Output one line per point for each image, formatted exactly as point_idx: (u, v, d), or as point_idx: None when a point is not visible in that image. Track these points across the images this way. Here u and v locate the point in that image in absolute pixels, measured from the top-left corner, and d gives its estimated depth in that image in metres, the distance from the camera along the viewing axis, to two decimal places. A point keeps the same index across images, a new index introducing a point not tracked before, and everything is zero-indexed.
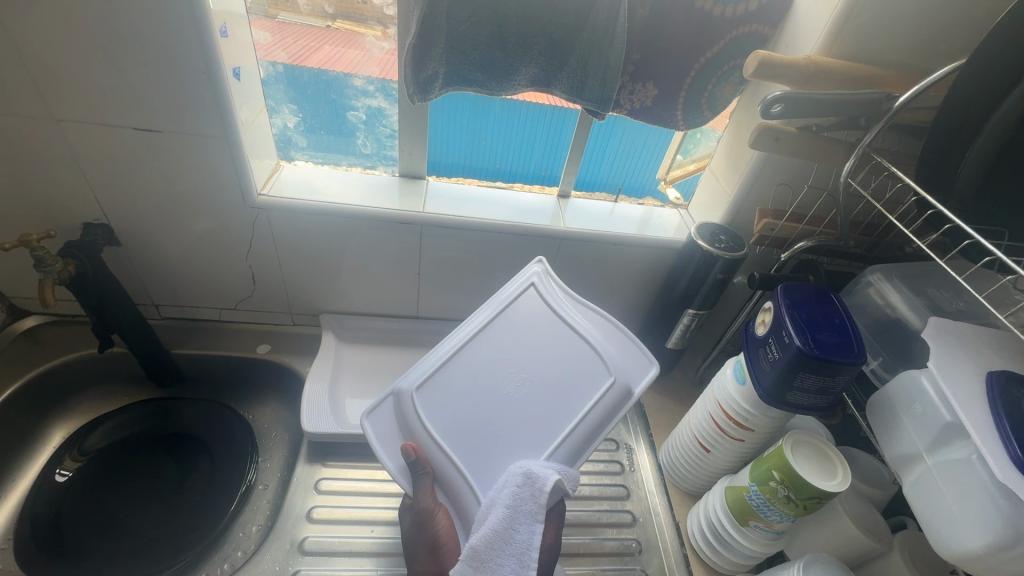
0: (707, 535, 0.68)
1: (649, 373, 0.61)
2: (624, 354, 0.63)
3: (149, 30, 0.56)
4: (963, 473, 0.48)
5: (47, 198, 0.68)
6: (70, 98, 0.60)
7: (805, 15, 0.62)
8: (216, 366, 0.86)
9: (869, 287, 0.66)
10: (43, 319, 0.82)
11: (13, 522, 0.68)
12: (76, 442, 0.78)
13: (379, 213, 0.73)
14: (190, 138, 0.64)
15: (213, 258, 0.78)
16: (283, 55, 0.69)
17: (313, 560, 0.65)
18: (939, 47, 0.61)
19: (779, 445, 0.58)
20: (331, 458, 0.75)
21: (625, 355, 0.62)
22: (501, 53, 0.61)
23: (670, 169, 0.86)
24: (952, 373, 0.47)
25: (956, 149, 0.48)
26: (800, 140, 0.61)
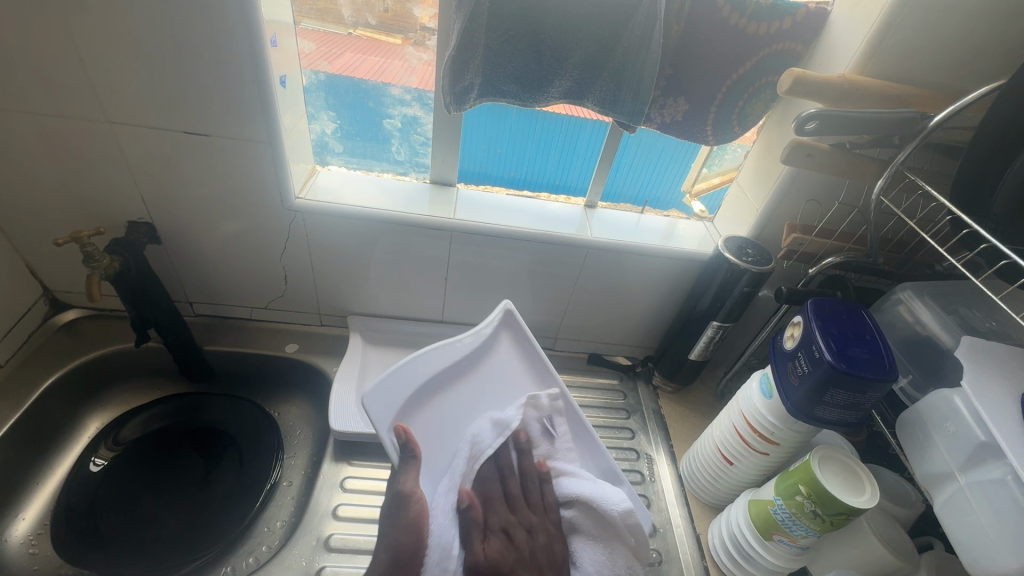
0: (729, 548, 0.68)
1: (371, 395, 0.57)
2: (402, 398, 0.60)
3: (203, 39, 0.58)
4: (997, 493, 0.47)
5: (96, 197, 0.71)
6: (124, 103, 0.63)
7: (839, 34, 0.63)
8: (245, 364, 0.88)
9: (899, 304, 0.66)
10: (83, 312, 0.85)
11: (49, 509, 0.71)
12: (111, 432, 0.80)
13: (411, 219, 0.75)
14: (233, 143, 0.67)
15: (248, 258, 0.80)
16: (323, 63, 0.72)
17: (338, 558, 0.66)
18: (974, 68, 0.61)
19: (805, 459, 0.58)
20: (357, 458, 0.76)
21: (427, 375, 0.63)
22: (536, 66, 0.63)
23: (695, 182, 0.86)
24: (985, 393, 0.48)
25: (993, 168, 0.49)
26: (831, 156, 0.61)
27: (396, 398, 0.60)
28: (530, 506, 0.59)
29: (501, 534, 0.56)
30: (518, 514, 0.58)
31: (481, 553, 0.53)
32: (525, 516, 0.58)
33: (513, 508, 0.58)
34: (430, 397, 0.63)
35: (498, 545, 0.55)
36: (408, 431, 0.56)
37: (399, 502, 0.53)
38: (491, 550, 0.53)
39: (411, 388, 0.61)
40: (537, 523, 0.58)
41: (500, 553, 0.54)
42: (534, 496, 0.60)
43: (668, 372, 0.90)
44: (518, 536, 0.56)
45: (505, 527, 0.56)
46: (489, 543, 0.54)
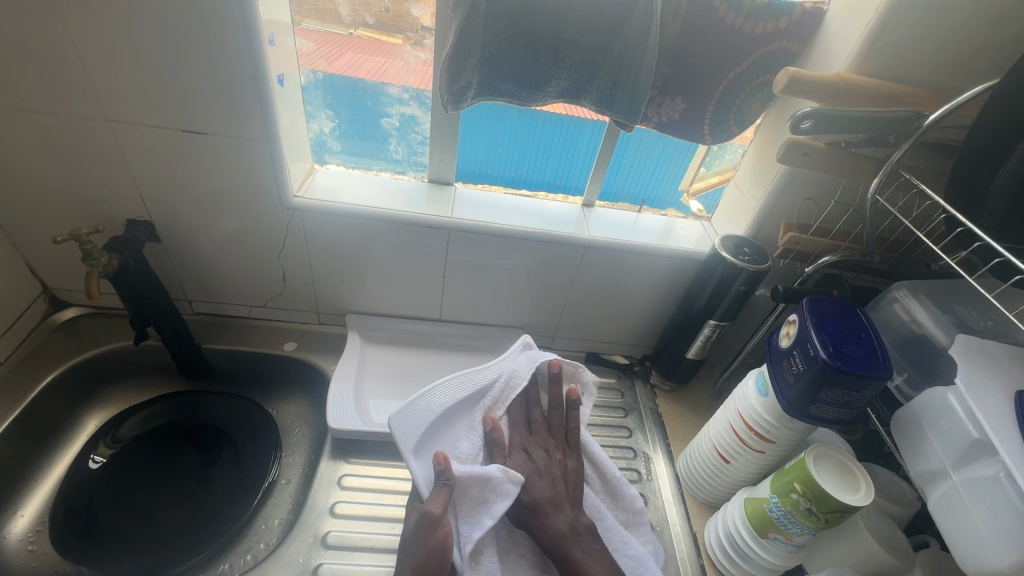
0: (725, 546, 0.68)
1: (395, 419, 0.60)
2: (423, 426, 0.61)
3: (201, 38, 0.59)
4: (990, 491, 0.47)
5: (95, 195, 0.71)
6: (123, 102, 0.63)
7: (835, 34, 0.63)
8: (243, 362, 0.88)
9: (895, 303, 0.66)
10: (82, 310, 0.86)
11: (47, 506, 0.71)
12: (109, 430, 0.80)
13: (408, 218, 0.76)
14: (232, 141, 0.67)
15: (247, 256, 0.80)
16: (322, 62, 0.72)
17: (335, 555, 0.66)
18: (970, 68, 0.61)
19: (801, 457, 0.58)
20: (354, 456, 0.77)
21: (447, 405, 0.64)
22: (533, 65, 0.63)
23: (693, 181, 0.86)
24: (979, 391, 0.48)
25: (987, 167, 0.49)
26: (827, 156, 0.61)
27: (417, 429, 0.60)
28: (550, 433, 0.67)
29: (522, 451, 0.64)
30: (537, 436, 0.66)
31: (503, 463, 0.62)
32: (543, 439, 0.66)
33: (533, 432, 0.67)
34: (450, 420, 0.65)
35: (518, 461, 0.63)
36: (446, 458, 0.55)
37: (429, 524, 0.52)
38: (512, 462, 0.62)
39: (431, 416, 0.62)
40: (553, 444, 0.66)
41: (519, 465, 0.62)
42: (556, 421, 0.68)
43: (666, 371, 0.91)
44: (536, 453, 0.64)
45: (524, 446, 0.65)
46: (511, 458, 0.63)
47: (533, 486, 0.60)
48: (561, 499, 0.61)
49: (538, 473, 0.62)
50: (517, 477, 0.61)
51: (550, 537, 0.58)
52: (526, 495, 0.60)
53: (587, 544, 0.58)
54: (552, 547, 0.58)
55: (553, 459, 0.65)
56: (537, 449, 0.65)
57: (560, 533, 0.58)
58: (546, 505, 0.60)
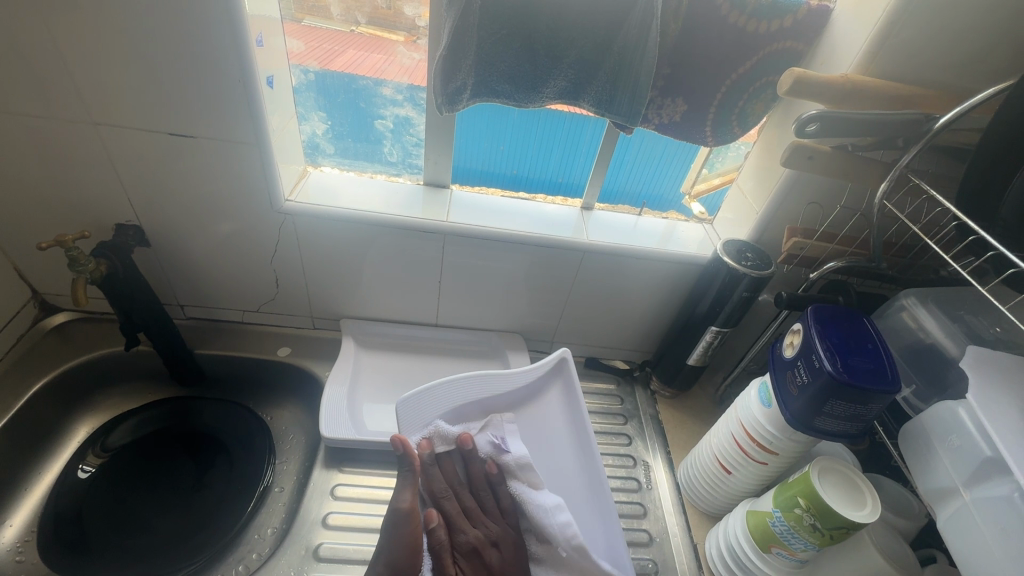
0: (727, 560, 0.67)
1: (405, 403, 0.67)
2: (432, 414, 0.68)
3: (186, 39, 0.57)
4: (1003, 510, 0.46)
5: (83, 199, 0.70)
6: (108, 105, 0.61)
7: (841, 33, 0.61)
8: (237, 368, 0.87)
9: (902, 311, 0.65)
10: (72, 315, 0.84)
11: (36, 516, 0.70)
12: (99, 438, 0.79)
13: (403, 221, 0.74)
14: (220, 144, 0.66)
15: (239, 260, 0.79)
16: (315, 62, 0.70)
17: (327, 567, 0.65)
18: (982, 68, 0.59)
19: (804, 471, 0.56)
20: (348, 465, 0.75)
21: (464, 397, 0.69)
22: (529, 66, 0.61)
23: (694, 183, 0.84)
24: (991, 406, 0.46)
25: (1000, 172, 0.47)
26: (834, 159, 0.60)
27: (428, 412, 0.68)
28: (491, 517, 0.65)
29: (472, 552, 0.61)
30: (477, 527, 0.63)
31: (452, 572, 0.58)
32: (485, 526, 0.64)
33: (472, 522, 0.64)
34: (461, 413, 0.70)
35: (469, 567, 0.60)
36: (405, 442, 0.56)
37: (400, 519, 0.55)
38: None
39: (439, 410, 0.68)
40: (500, 534, 0.63)
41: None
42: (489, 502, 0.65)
43: (666, 377, 0.89)
44: (486, 553, 0.61)
45: (475, 547, 0.61)
46: (462, 567, 0.60)
47: None
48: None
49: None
50: None
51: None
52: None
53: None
54: None
55: (502, 559, 0.61)
56: (487, 547, 0.62)
57: None
58: None
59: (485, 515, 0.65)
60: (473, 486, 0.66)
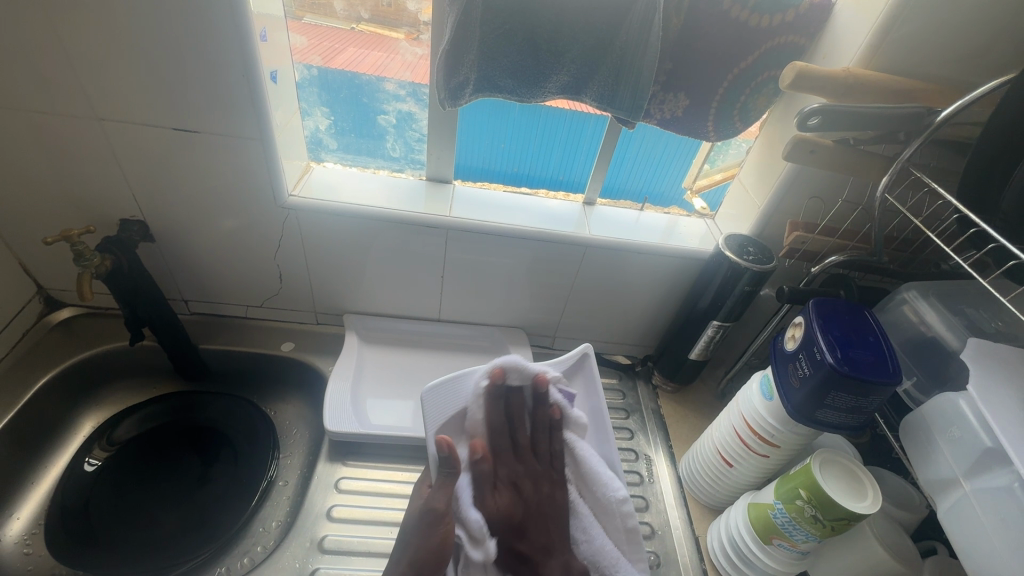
0: (729, 552, 0.67)
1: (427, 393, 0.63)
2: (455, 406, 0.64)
3: (191, 35, 0.57)
4: (1003, 500, 0.46)
5: (87, 194, 0.70)
6: (112, 100, 0.62)
7: (843, 27, 0.61)
8: (241, 363, 0.87)
9: (904, 304, 0.65)
10: (77, 311, 0.85)
11: (43, 509, 0.71)
12: (105, 432, 0.79)
13: (406, 216, 0.74)
14: (224, 139, 0.66)
15: (243, 255, 0.79)
16: (318, 58, 0.70)
17: (332, 559, 0.65)
18: (984, 62, 0.59)
19: (806, 463, 0.57)
20: (352, 458, 0.76)
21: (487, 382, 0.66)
22: (532, 61, 0.61)
23: (696, 178, 0.85)
24: (992, 397, 0.46)
25: (1002, 165, 0.47)
26: (835, 153, 0.60)
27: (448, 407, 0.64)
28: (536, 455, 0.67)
29: (509, 486, 0.66)
30: (524, 464, 0.67)
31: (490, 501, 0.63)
32: (528, 465, 0.67)
33: (519, 458, 0.67)
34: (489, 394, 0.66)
35: (506, 498, 0.65)
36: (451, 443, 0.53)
37: (430, 521, 0.53)
38: (500, 502, 0.64)
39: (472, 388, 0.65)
40: (540, 471, 0.67)
41: (508, 504, 0.64)
42: (542, 441, 0.67)
43: (668, 372, 0.89)
44: (523, 488, 0.66)
45: (514, 482, 0.66)
46: (499, 496, 0.64)
47: (524, 530, 0.64)
48: (551, 543, 0.63)
49: (528, 513, 0.65)
50: (510, 520, 0.64)
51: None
52: (517, 543, 0.63)
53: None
54: None
55: (540, 495, 0.65)
56: (522, 481, 0.66)
57: None
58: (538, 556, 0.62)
59: (535, 455, 0.67)
60: (535, 425, 0.67)
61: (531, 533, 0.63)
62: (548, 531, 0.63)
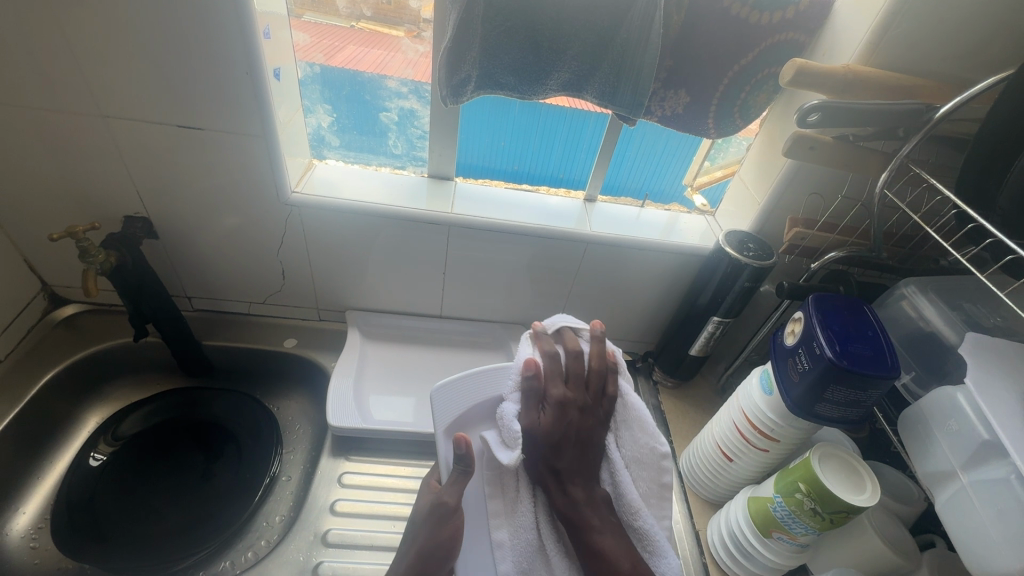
0: (729, 546, 0.68)
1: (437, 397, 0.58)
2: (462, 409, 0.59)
3: (196, 33, 0.58)
4: (1000, 492, 0.47)
5: (92, 190, 0.71)
6: (117, 98, 0.62)
7: (843, 25, 0.61)
8: (244, 359, 0.88)
9: (903, 299, 0.66)
10: (81, 307, 0.85)
11: (49, 503, 0.71)
12: (110, 427, 0.80)
13: (408, 213, 0.75)
14: (228, 136, 0.66)
15: (246, 252, 0.80)
16: (320, 56, 0.71)
17: (335, 553, 0.66)
18: (982, 60, 0.59)
19: (805, 457, 0.57)
20: (354, 453, 0.76)
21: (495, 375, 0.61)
22: (534, 59, 0.62)
23: (697, 175, 0.85)
24: (990, 391, 0.47)
25: (1000, 161, 0.48)
26: (835, 149, 0.60)
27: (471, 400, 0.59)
28: (584, 386, 0.61)
29: (556, 406, 0.59)
30: (572, 390, 0.60)
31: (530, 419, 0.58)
32: (578, 394, 0.61)
33: (569, 383, 0.61)
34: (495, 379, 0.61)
35: (551, 415, 0.59)
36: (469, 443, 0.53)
37: (440, 516, 0.52)
38: (544, 421, 0.58)
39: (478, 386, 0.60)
40: (584, 400, 0.61)
41: (551, 422, 0.59)
42: (592, 377, 0.62)
43: (668, 368, 0.90)
44: (570, 410, 0.59)
45: (562, 401, 0.59)
46: (544, 413, 0.59)
47: (561, 450, 0.59)
48: (584, 467, 0.59)
49: (569, 436, 0.59)
50: (548, 439, 0.58)
51: (567, 503, 0.57)
52: (553, 461, 0.59)
53: (604, 514, 0.57)
54: (565, 512, 0.57)
55: (581, 416, 0.60)
56: (569, 405, 0.59)
57: (576, 500, 0.57)
58: (567, 474, 0.59)
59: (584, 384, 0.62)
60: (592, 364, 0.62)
61: (564, 453, 0.59)
62: (579, 453, 0.60)
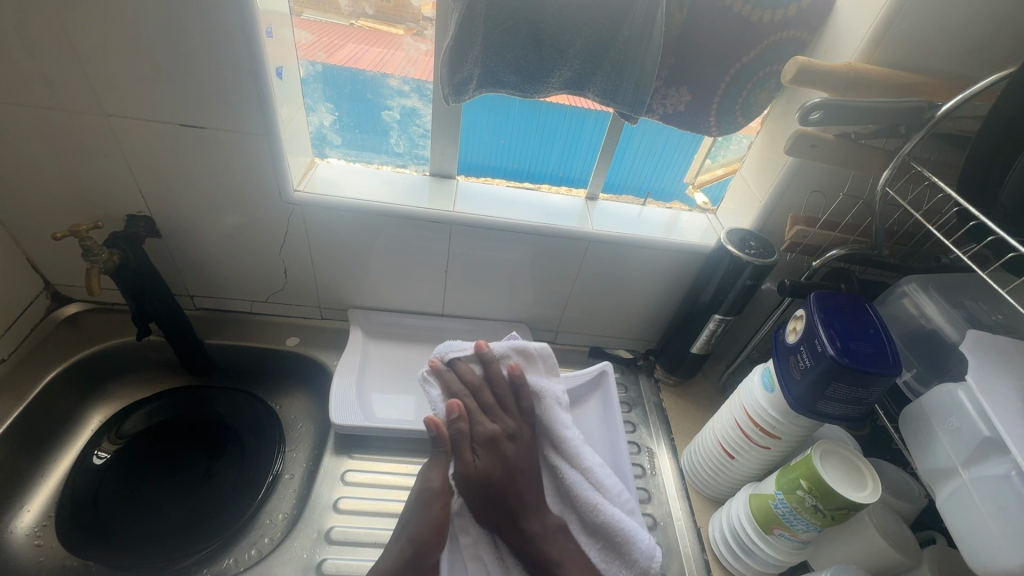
0: (730, 543, 0.68)
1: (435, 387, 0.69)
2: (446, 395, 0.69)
3: (199, 31, 0.58)
4: (1001, 489, 0.47)
5: (94, 189, 0.71)
6: (119, 96, 0.62)
7: (846, 22, 0.61)
8: (246, 358, 0.88)
9: (904, 297, 0.66)
10: (84, 306, 0.86)
11: (53, 501, 0.72)
12: (113, 426, 0.80)
13: (410, 212, 0.75)
14: (230, 135, 0.66)
15: (248, 251, 0.80)
16: (321, 54, 0.71)
17: (339, 550, 0.66)
18: (984, 57, 0.59)
19: (806, 454, 0.58)
20: (357, 451, 0.77)
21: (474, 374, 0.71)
22: (536, 57, 0.62)
23: (698, 173, 0.85)
24: (991, 388, 0.47)
25: (1002, 159, 0.48)
26: (837, 147, 0.60)
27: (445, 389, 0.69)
28: (509, 412, 0.69)
29: (488, 444, 0.65)
30: (495, 424, 0.67)
31: (470, 459, 0.63)
32: (504, 418, 0.68)
33: (491, 418, 0.68)
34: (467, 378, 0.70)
35: (487, 456, 0.64)
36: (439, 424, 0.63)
37: (426, 499, 0.59)
38: (480, 462, 0.64)
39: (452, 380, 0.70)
40: (517, 429, 0.68)
41: (490, 462, 0.64)
42: (507, 398, 0.70)
43: (669, 366, 0.90)
44: (504, 445, 0.66)
45: (492, 438, 0.65)
46: (479, 456, 0.64)
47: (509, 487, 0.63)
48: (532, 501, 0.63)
49: (508, 474, 0.64)
50: (487, 480, 0.62)
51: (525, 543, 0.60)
52: (504, 501, 0.62)
53: (561, 543, 0.62)
54: (526, 551, 0.60)
55: (516, 448, 0.66)
56: (504, 439, 0.66)
57: (536, 536, 0.61)
58: (520, 511, 0.62)
59: (504, 410, 0.69)
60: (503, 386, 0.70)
61: (515, 489, 0.63)
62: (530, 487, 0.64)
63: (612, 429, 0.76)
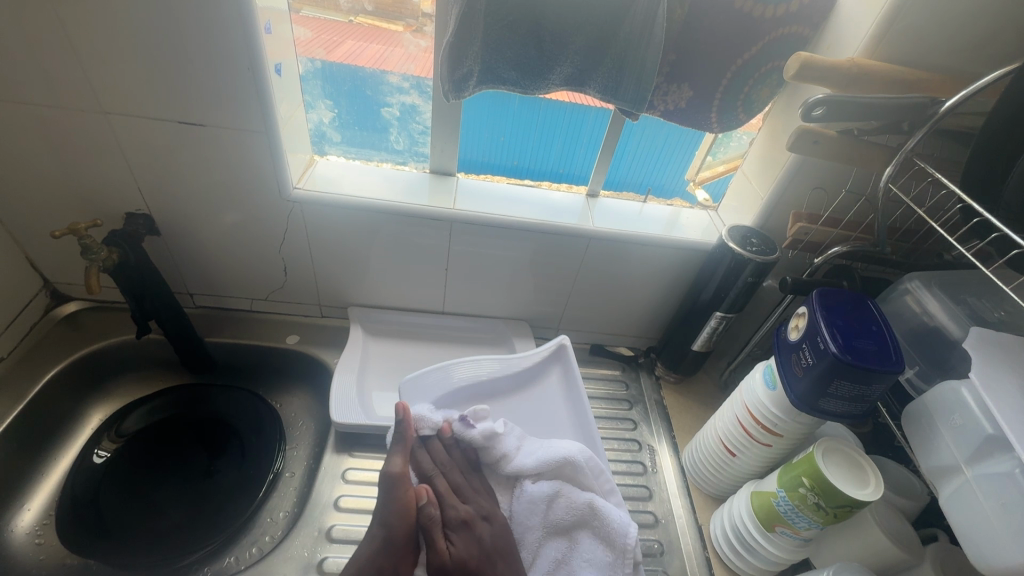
0: (731, 540, 0.68)
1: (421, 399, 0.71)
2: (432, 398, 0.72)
3: (197, 28, 0.57)
4: (1004, 486, 0.47)
5: (92, 187, 0.71)
6: (117, 93, 0.62)
7: (848, 17, 0.61)
8: (246, 356, 0.88)
9: (906, 295, 0.65)
10: (84, 304, 0.85)
11: (54, 499, 0.72)
12: (113, 424, 0.80)
13: (410, 209, 0.74)
14: (228, 133, 0.66)
15: (247, 249, 0.79)
16: (321, 51, 0.70)
17: (340, 548, 0.66)
18: (988, 53, 0.59)
19: (809, 451, 0.57)
20: (358, 449, 0.76)
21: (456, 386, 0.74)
22: (536, 54, 0.61)
23: (700, 170, 0.85)
24: (995, 385, 0.47)
25: (1006, 155, 0.47)
26: (839, 143, 0.60)
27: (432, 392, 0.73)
28: (477, 488, 0.64)
29: (464, 529, 0.59)
30: (467, 505, 0.61)
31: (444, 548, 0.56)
32: (476, 484, 0.64)
33: (462, 499, 0.61)
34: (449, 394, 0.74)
35: (461, 540, 0.58)
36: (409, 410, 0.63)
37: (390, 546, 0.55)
38: (455, 547, 0.57)
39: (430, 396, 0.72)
40: (491, 509, 0.61)
41: (466, 549, 0.57)
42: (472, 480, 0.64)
43: (670, 363, 0.90)
44: (477, 526, 0.59)
45: (465, 520, 0.59)
46: (453, 542, 0.57)
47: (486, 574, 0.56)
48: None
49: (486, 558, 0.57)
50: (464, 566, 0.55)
51: None
52: None
53: None
54: None
55: (493, 527, 0.60)
56: (477, 520, 0.60)
57: None
58: None
59: (473, 492, 0.63)
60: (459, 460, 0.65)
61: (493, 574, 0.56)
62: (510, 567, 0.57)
63: (575, 404, 0.77)
